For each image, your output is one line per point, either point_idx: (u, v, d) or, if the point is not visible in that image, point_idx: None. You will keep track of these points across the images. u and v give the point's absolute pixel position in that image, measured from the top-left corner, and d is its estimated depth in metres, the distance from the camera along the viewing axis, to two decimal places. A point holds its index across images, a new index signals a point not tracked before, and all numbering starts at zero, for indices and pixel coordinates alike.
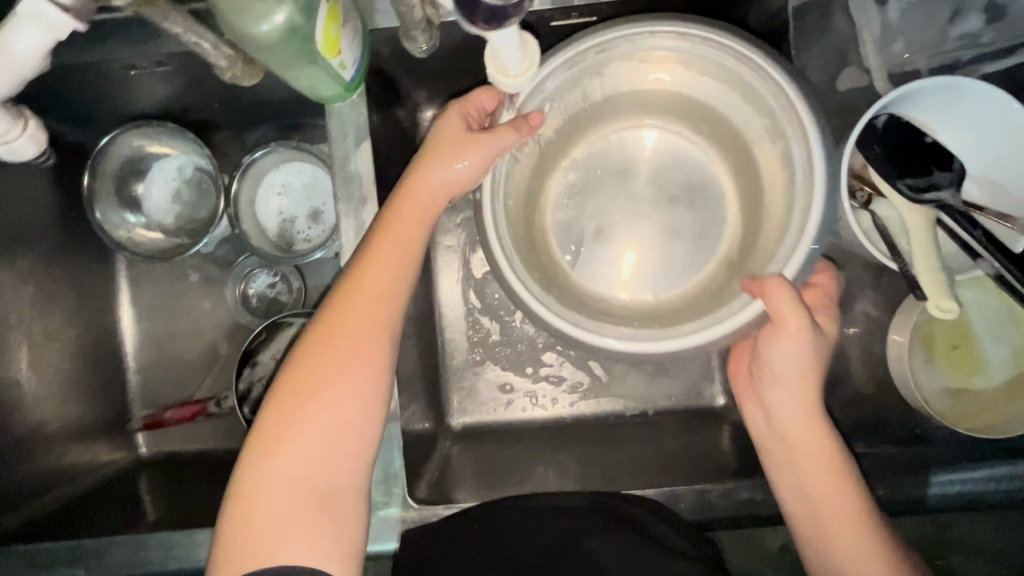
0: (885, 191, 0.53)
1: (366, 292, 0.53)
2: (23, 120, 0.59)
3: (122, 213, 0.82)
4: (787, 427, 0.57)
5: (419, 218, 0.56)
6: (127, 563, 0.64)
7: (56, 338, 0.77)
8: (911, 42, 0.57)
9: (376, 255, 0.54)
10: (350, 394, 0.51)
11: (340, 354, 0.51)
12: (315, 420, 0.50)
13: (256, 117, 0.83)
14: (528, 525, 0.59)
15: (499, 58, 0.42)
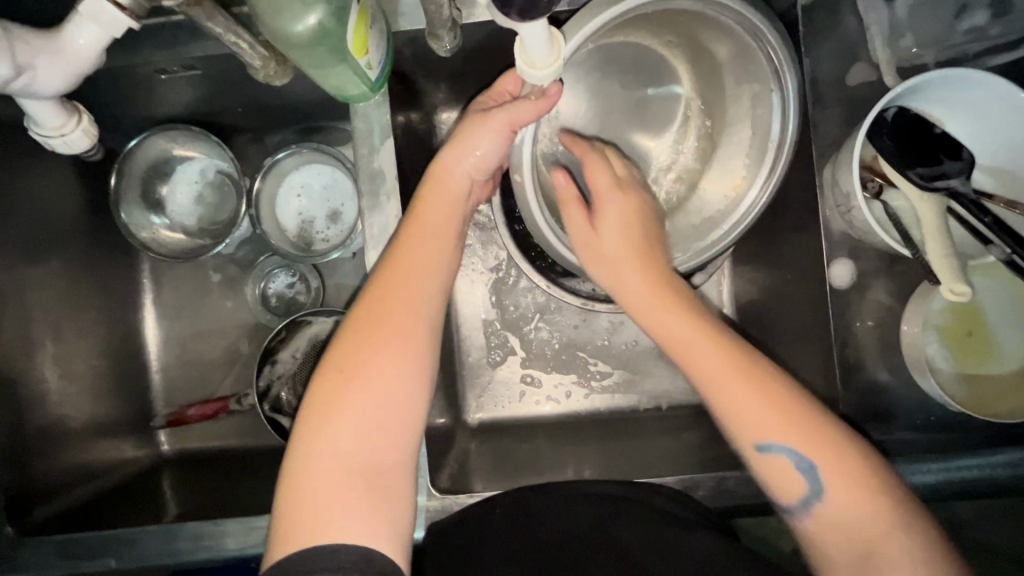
0: (896, 181, 0.54)
1: (402, 276, 0.55)
2: (78, 114, 0.61)
3: (148, 215, 0.84)
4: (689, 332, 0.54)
5: (450, 209, 0.58)
6: (158, 553, 0.66)
7: (84, 336, 0.80)
8: (919, 36, 0.58)
9: (413, 245, 0.56)
10: (390, 372, 0.51)
11: (379, 335, 0.52)
12: (359, 401, 0.50)
13: (278, 121, 0.85)
14: (553, 512, 0.60)
15: (527, 50, 0.45)
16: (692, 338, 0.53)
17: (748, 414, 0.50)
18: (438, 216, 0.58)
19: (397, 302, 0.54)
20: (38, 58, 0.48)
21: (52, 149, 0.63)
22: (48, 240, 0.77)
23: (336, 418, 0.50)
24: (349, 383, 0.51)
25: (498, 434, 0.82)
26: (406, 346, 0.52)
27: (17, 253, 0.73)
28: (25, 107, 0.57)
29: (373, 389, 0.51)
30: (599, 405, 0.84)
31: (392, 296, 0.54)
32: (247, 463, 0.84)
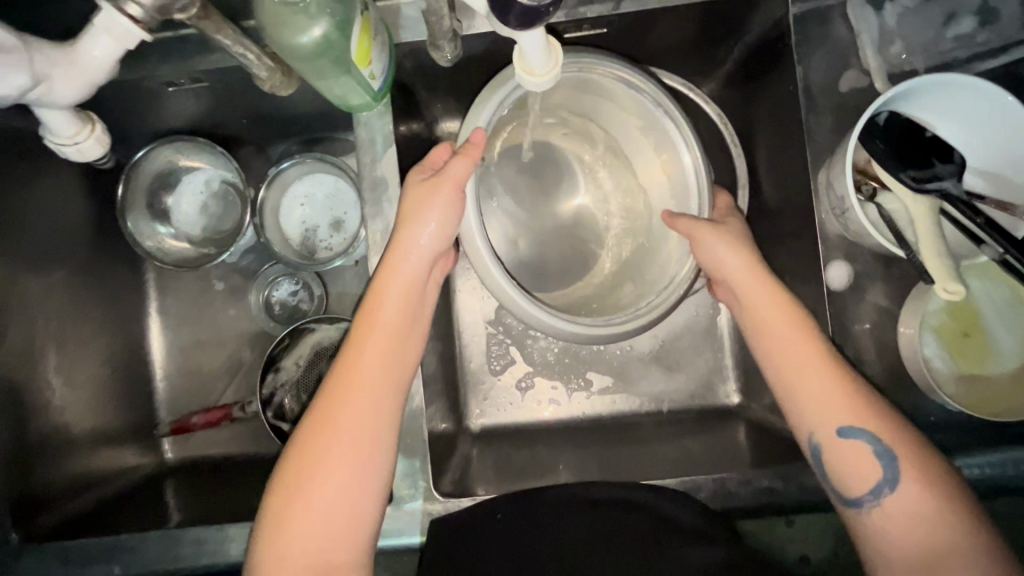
0: (889, 183, 0.55)
1: (355, 369, 0.57)
2: (91, 123, 0.63)
3: (154, 225, 0.85)
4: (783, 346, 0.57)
5: (405, 300, 0.60)
6: (161, 559, 0.66)
7: (88, 344, 0.80)
8: (909, 43, 0.60)
9: (369, 331, 0.59)
10: (343, 463, 0.54)
11: (337, 429, 0.55)
12: (315, 494, 0.53)
13: (282, 132, 0.87)
14: (555, 516, 0.61)
15: (527, 60, 0.46)
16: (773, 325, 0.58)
17: (827, 410, 0.54)
18: (394, 310, 0.60)
19: (352, 396, 0.56)
20: (54, 69, 0.50)
21: (66, 156, 0.64)
22: (56, 249, 0.78)
23: (295, 508, 0.53)
24: (305, 475, 0.53)
25: (499, 439, 0.83)
26: (359, 439, 0.55)
27: (24, 261, 0.74)
28: (40, 114, 0.58)
29: (328, 480, 0.53)
30: (599, 409, 0.84)
31: (350, 387, 0.56)
32: (250, 471, 0.84)
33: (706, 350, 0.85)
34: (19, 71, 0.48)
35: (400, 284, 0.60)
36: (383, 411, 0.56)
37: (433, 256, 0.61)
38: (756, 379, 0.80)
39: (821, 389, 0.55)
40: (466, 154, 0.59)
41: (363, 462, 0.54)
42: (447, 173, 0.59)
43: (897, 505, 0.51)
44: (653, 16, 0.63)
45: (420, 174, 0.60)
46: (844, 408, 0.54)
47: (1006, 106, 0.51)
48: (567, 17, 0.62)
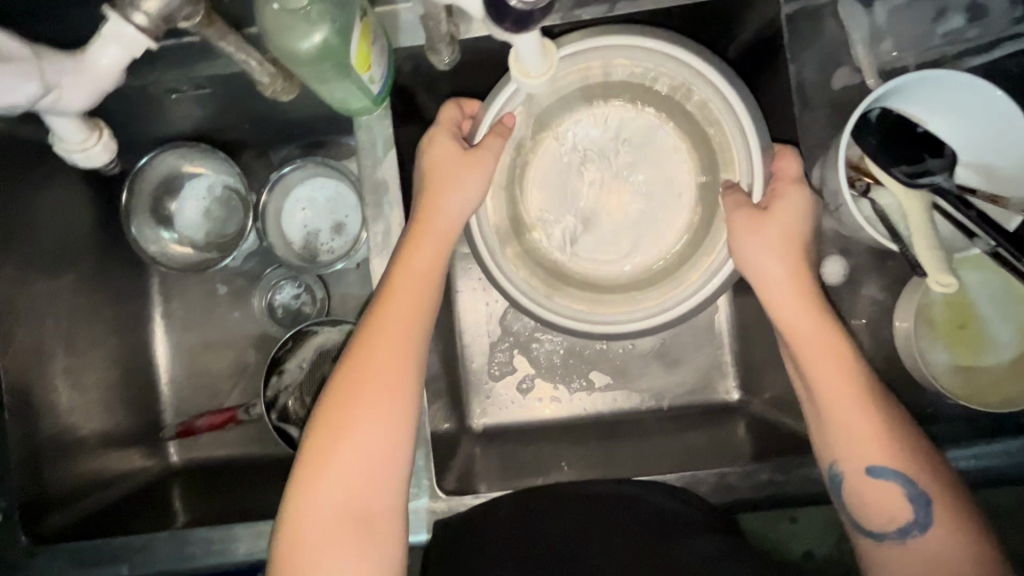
0: (882, 179, 0.56)
1: (387, 319, 0.58)
2: (99, 130, 0.64)
3: (157, 230, 0.87)
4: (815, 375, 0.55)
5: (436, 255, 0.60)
6: (169, 559, 0.67)
7: (95, 348, 0.82)
8: (899, 40, 0.61)
9: (404, 284, 0.59)
10: (376, 412, 0.55)
11: (374, 376, 0.55)
12: (352, 439, 0.54)
13: (283, 136, 0.88)
14: (559, 513, 0.61)
15: (522, 61, 0.47)
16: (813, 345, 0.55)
17: (858, 441, 0.53)
18: (425, 263, 0.60)
19: (384, 345, 0.56)
20: (64, 75, 0.50)
21: (73, 162, 0.65)
22: (62, 254, 0.79)
23: (334, 454, 0.53)
24: (341, 420, 0.54)
25: (501, 438, 0.83)
26: (394, 387, 0.56)
27: (31, 267, 0.75)
28: (47, 122, 0.59)
29: (364, 425, 0.54)
30: (599, 406, 0.85)
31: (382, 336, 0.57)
32: (255, 472, 0.85)
33: (705, 346, 0.85)
34: (32, 78, 0.48)
35: (432, 238, 0.61)
36: (414, 360, 0.57)
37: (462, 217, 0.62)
38: (756, 375, 0.80)
39: (853, 414, 0.53)
40: (495, 133, 0.62)
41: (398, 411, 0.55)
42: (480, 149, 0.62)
43: (923, 548, 0.51)
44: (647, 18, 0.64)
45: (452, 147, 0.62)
46: (875, 437, 0.53)
47: (996, 101, 0.51)
48: (563, 20, 0.64)
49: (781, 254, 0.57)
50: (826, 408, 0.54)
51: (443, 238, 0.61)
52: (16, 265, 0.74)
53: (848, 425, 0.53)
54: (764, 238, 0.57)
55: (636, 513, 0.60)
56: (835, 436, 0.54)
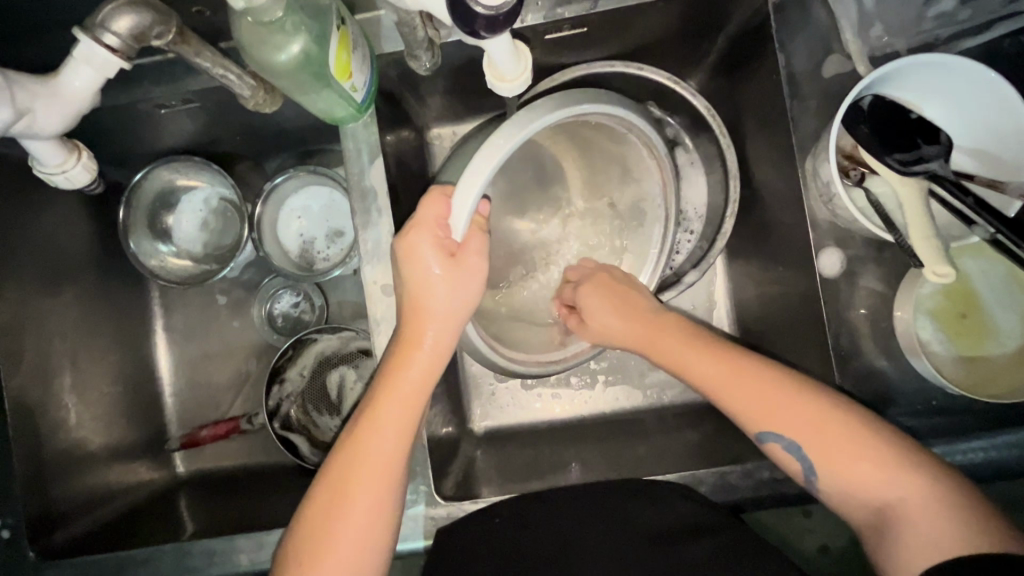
0: (876, 167, 0.54)
1: (368, 441, 0.56)
2: (77, 151, 0.64)
3: (155, 244, 0.87)
4: (702, 373, 0.61)
5: (424, 375, 0.57)
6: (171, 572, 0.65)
7: (97, 363, 0.82)
8: (890, 26, 0.59)
9: (396, 381, 0.56)
10: (355, 533, 0.55)
11: (361, 473, 0.55)
12: (338, 536, 0.54)
13: (276, 146, 0.88)
14: (554, 518, 0.61)
15: (497, 67, 0.48)
16: (691, 354, 0.62)
17: (766, 418, 0.57)
18: (415, 378, 0.56)
19: (362, 473, 0.55)
20: (37, 100, 0.52)
21: (56, 181, 0.66)
22: (60, 272, 0.80)
23: (319, 550, 0.54)
24: (324, 545, 0.54)
25: (503, 440, 0.83)
26: (371, 519, 0.55)
27: (27, 286, 0.76)
28: (28, 149, 0.60)
29: (342, 561, 0.54)
30: (601, 406, 0.84)
31: (364, 453, 0.56)
32: (260, 482, 0.86)
33: None
34: (3, 106, 0.50)
35: (423, 354, 0.56)
36: (398, 479, 0.57)
37: (461, 313, 0.56)
38: None
39: (743, 387, 0.58)
40: (476, 228, 0.54)
41: (383, 507, 0.56)
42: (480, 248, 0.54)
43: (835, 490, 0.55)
44: (631, 12, 0.63)
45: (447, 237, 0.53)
46: (778, 421, 0.56)
47: (992, 82, 0.50)
48: (546, 19, 0.62)
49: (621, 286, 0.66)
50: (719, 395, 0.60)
51: (440, 334, 0.56)
52: (16, 283, 0.75)
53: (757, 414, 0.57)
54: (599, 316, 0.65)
55: (635, 514, 0.59)
56: (740, 407, 0.58)
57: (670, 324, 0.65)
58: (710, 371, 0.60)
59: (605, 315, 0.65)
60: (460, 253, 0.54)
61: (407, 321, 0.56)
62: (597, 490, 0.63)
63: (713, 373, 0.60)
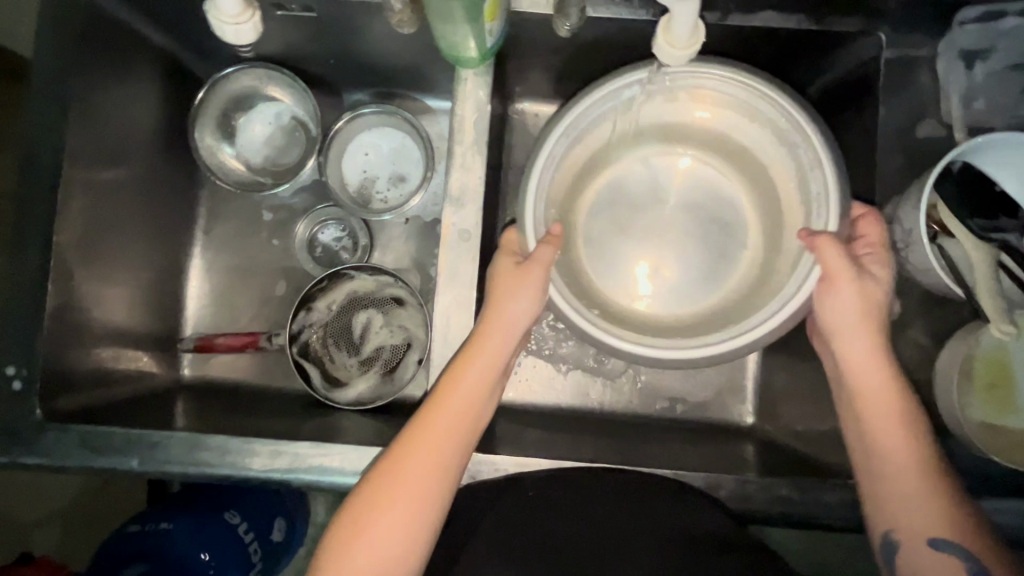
0: (953, 229, 0.58)
1: (434, 414, 0.58)
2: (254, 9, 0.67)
3: (219, 144, 0.87)
4: (880, 450, 0.57)
5: (475, 395, 0.59)
6: (177, 459, 0.62)
7: (135, 242, 0.81)
8: (988, 105, 0.63)
9: (461, 368, 0.59)
10: (407, 497, 0.55)
11: (416, 445, 0.57)
12: (394, 497, 0.55)
13: (364, 81, 0.89)
14: (582, 504, 0.62)
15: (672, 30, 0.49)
16: (891, 435, 0.56)
17: (912, 518, 0.54)
18: (488, 357, 0.60)
19: (406, 477, 0.56)
20: None
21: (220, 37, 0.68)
22: (126, 141, 0.78)
23: (372, 508, 0.55)
24: (378, 505, 0.55)
25: (514, 414, 0.84)
26: (422, 483, 0.56)
27: (97, 145, 0.74)
28: None
29: (390, 521, 0.54)
30: (616, 403, 0.87)
31: (427, 423, 0.58)
32: (267, 402, 0.86)
33: (725, 366, 0.87)
34: None
35: (474, 372, 0.60)
36: (455, 453, 0.58)
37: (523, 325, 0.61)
38: (773, 403, 0.83)
39: (907, 481, 0.55)
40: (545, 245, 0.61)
41: (436, 480, 0.56)
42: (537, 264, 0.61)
43: None
44: (751, 34, 0.67)
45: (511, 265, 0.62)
46: (935, 518, 0.53)
47: None
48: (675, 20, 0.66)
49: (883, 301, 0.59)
50: (881, 480, 0.56)
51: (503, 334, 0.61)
52: (88, 139, 0.73)
53: (900, 506, 0.54)
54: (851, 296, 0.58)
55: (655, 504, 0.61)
56: (883, 499, 0.55)
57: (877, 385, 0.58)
58: (888, 461, 0.56)
59: (845, 313, 0.58)
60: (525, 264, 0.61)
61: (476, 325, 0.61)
62: (625, 482, 0.63)
63: (897, 457, 0.55)
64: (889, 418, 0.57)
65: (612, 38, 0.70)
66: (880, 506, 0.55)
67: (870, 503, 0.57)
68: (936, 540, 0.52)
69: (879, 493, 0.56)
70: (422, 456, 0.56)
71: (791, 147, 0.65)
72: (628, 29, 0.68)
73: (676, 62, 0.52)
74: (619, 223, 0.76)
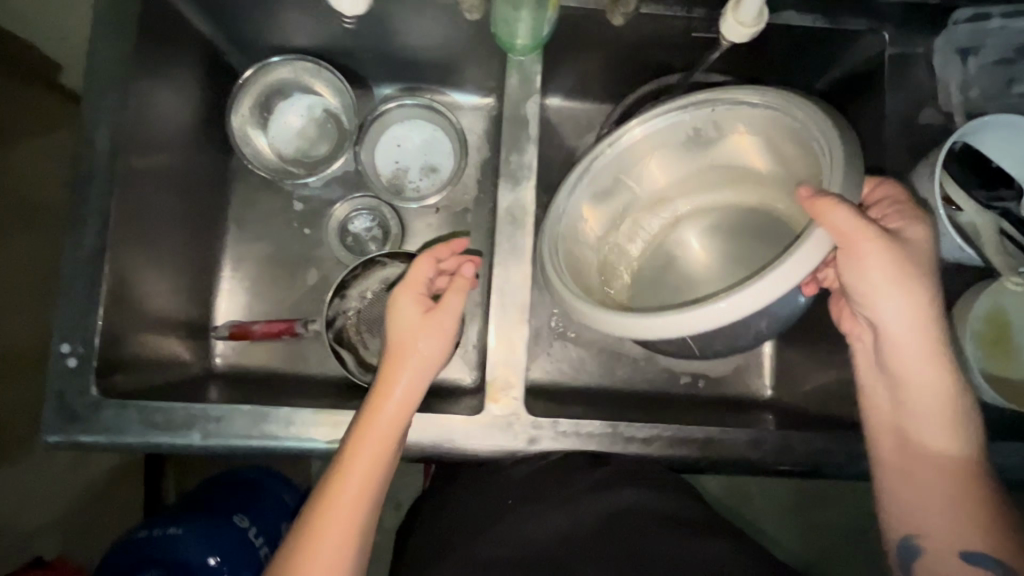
0: (961, 203, 0.65)
1: (360, 449, 0.59)
2: None
3: (253, 135, 0.89)
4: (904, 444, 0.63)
5: (399, 412, 0.61)
6: (242, 433, 0.63)
7: (176, 228, 0.81)
8: (980, 94, 0.71)
9: (378, 402, 0.61)
10: (339, 527, 0.57)
11: (345, 481, 0.58)
12: (329, 533, 0.57)
13: (396, 75, 0.92)
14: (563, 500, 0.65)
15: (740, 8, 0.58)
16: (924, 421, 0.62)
17: (928, 510, 0.60)
18: (404, 386, 0.61)
19: (337, 513, 0.58)
20: None
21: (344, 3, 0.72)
22: (172, 126, 0.78)
23: (311, 547, 0.56)
24: (313, 538, 0.57)
25: (549, 394, 0.87)
26: (351, 511, 0.58)
27: (148, 126, 0.74)
28: None
29: (322, 557, 0.56)
30: (644, 381, 0.91)
31: (353, 459, 0.59)
32: (304, 388, 0.86)
33: None
34: None
35: (393, 404, 0.61)
36: (379, 478, 0.60)
37: (440, 354, 0.64)
38: (791, 375, 0.89)
39: (930, 471, 0.61)
40: (454, 289, 0.64)
41: (359, 506, 0.59)
42: (442, 304, 0.64)
43: None
44: (770, 33, 0.74)
45: (410, 300, 0.64)
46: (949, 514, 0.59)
47: None
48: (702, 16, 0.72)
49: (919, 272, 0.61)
50: (905, 490, 0.62)
51: (418, 368, 0.62)
52: (137, 120, 0.73)
53: (913, 508, 0.61)
54: (879, 259, 0.59)
55: (630, 496, 0.64)
56: (903, 504, 0.62)
57: (921, 383, 0.62)
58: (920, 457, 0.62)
59: (876, 276, 0.60)
60: (433, 308, 0.64)
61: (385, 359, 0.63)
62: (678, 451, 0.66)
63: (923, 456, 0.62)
64: (922, 412, 0.62)
65: (642, 32, 0.76)
66: (893, 515, 0.62)
67: (889, 513, 0.63)
68: (972, 556, 0.57)
69: (897, 487, 0.62)
70: (353, 487, 0.59)
71: (768, 125, 0.68)
72: (659, 24, 0.74)
73: (738, 36, 0.60)
74: (665, 273, 0.78)
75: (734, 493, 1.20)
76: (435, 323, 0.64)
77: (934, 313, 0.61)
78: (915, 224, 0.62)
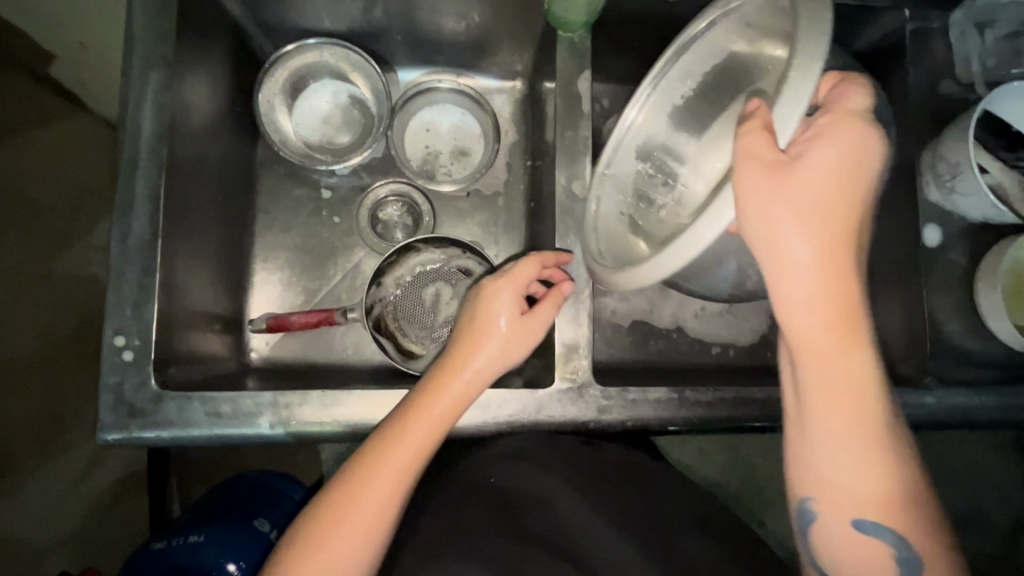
0: (989, 165, 0.70)
1: (409, 430, 0.57)
2: None
3: (277, 122, 0.86)
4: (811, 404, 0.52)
5: (463, 399, 0.59)
6: (314, 419, 0.63)
7: (209, 218, 0.78)
8: (994, 65, 0.76)
9: (442, 386, 0.59)
10: (372, 506, 0.54)
11: (385, 460, 0.56)
12: (354, 513, 0.54)
13: (422, 59, 0.92)
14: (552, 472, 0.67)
15: None
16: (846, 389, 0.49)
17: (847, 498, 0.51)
18: (473, 370, 0.60)
19: (371, 493, 0.55)
20: None
21: None
22: (202, 111, 0.76)
23: (333, 523, 0.53)
24: (342, 515, 0.54)
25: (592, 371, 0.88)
26: (387, 494, 0.55)
27: (181, 112, 0.71)
28: None
29: (348, 535, 0.53)
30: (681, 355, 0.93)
31: (403, 441, 0.56)
32: (345, 378, 0.84)
33: None
34: None
35: (457, 389, 0.59)
36: (418, 465, 0.57)
37: (513, 344, 0.63)
38: None
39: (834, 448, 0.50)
40: (553, 298, 0.65)
41: (393, 492, 0.55)
42: (536, 307, 0.64)
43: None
44: None
45: (492, 283, 0.64)
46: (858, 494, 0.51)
47: None
48: None
49: (834, 218, 0.46)
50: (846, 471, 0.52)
51: (493, 359, 0.61)
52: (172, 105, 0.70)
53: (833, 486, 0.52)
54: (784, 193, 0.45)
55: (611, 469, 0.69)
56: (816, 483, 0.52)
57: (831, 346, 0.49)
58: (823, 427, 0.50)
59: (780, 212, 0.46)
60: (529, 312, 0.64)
61: (457, 341, 0.62)
62: (741, 410, 0.68)
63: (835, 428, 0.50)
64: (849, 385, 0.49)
65: (677, 10, 0.78)
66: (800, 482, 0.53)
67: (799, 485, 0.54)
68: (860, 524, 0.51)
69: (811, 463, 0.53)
70: (391, 470, 0.56)
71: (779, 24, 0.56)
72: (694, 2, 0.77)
73: None
74: None
75: (750, 460, 1.25)
76: (509, 312, 0.63)
77: (840, 246, 0.47)
78: (818, 144, 0.45)
